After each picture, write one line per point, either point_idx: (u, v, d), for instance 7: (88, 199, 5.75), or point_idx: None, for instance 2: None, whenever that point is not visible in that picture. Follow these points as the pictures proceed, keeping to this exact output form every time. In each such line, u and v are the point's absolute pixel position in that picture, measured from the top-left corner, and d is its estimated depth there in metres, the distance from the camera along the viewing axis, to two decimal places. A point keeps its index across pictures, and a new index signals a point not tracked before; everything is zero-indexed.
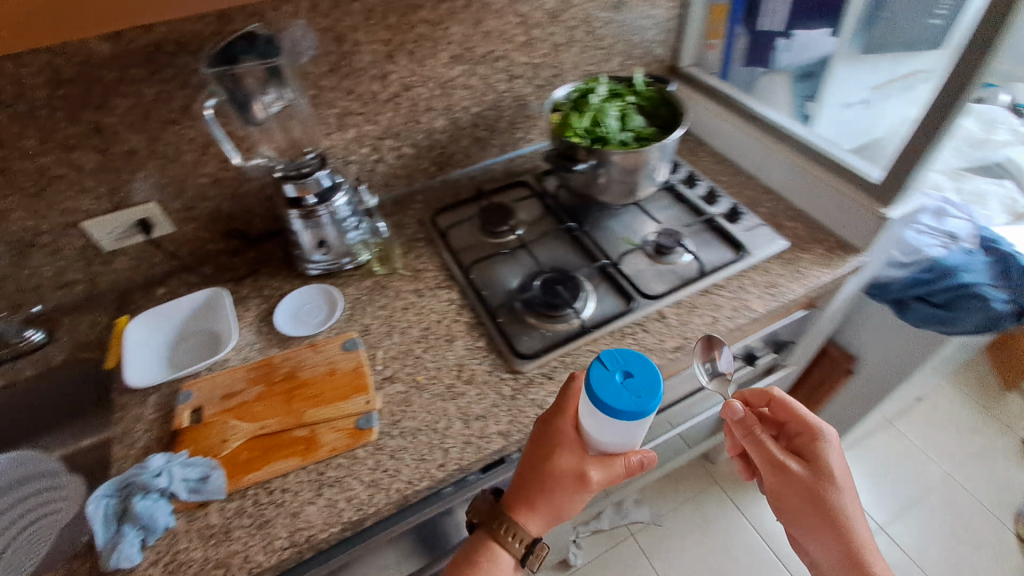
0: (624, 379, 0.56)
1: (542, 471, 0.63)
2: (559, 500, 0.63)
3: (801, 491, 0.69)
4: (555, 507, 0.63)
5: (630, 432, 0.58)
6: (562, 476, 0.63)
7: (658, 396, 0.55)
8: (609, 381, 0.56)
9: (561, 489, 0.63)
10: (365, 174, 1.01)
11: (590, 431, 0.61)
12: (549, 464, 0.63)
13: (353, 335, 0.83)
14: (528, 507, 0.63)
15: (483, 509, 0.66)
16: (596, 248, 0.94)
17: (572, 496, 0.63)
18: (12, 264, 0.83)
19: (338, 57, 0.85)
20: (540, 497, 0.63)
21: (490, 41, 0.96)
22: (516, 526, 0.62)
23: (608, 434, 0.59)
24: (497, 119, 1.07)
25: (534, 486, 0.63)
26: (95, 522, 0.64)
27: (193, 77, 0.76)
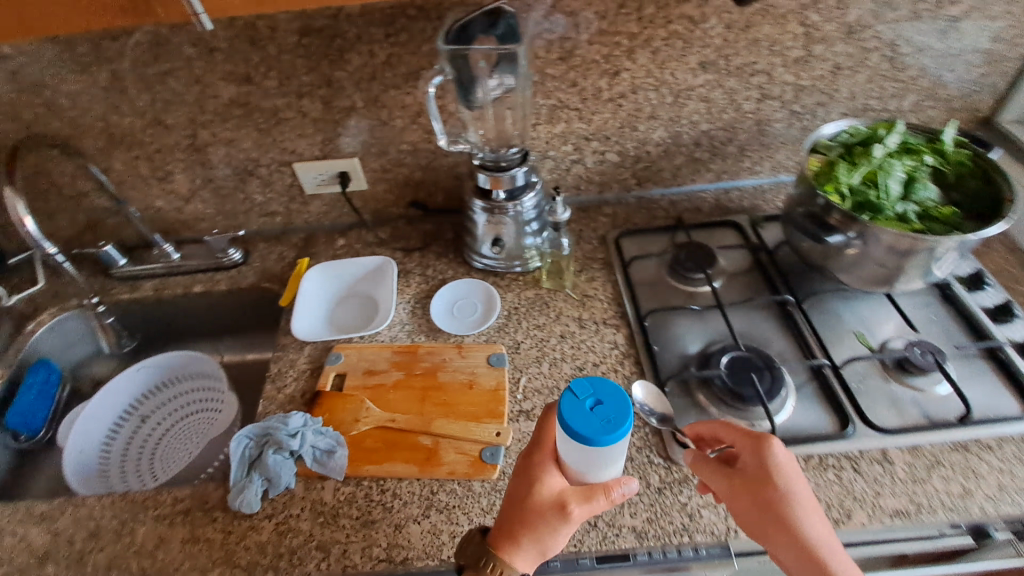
0: (596, 406, 0.47)
1: (524, 499, 0.54)
2: (548, 536, 0.53)
3: (761, 507, 0.52)
4: (547, 546, 0.53)
5: (585, 453, 0.49)
6: (546, 508, 0.53)
7: (612, 416, 0.46)
8: (578, 408, 0.47)
9: (545, 523, 0.53)
10: (559, 173, 0.91)
11: (565, 455, 0.53)
12: (533, 494, 0.54)
13: (500, 351, 0.76)
14: (515, 545, 0.52)
15: (466, 547, 0.55)
16: (812, 337, 0.74)
17: (556, 533, 0.53)
18: (233, 187, 0.90)
19: (573, 45, 0.75)
20: (528, 531, 0.53)
21: (752, 51, 0.78)
22: (502, 562, 0.52)
23: (579, 459, 0.51)
24: (725, 141, 0.89)
25: (516, 517, 0.54)
26: (234, 458, 0.67)
27: (426, 45, 0.73)
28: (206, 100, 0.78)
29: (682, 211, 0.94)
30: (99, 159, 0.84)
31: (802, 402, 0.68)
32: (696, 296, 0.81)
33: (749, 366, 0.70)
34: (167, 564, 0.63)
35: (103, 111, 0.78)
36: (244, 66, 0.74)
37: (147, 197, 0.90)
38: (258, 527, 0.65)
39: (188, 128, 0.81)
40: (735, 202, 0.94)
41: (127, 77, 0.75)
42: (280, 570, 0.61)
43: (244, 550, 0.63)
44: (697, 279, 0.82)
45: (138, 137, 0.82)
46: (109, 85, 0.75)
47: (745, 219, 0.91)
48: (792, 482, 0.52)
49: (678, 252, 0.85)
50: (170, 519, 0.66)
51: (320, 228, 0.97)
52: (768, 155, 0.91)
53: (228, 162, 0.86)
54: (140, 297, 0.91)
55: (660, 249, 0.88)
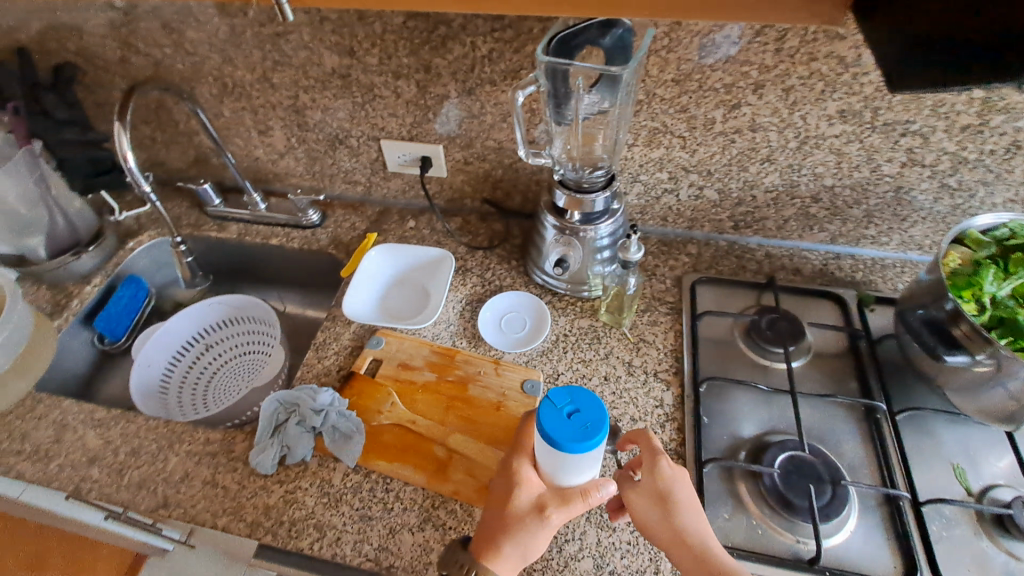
0: (573, 412, 0.47)
1: (503, 501, 0.54)
2: (530, 541, 0.52)
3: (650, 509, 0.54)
4: (529, 550, 0.53)
5: (558, 455, 0.49)
6: (524, 512, 0.53)
7: (588, 422, 0.47)
8: (555, 414, 0.47)
9: (522, 526, 0.52)
10: (647, 200, 0.84)
11: (541, 458, 0.52)
12: (511, 497, 0.54)
13: (536, 378, 0.72)
14: (495, 550, 0.52)
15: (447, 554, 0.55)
16: (897, 456, 0.63)
17: (536, 538, 0.52)
18: (323, 151, 0.92)
19: (692, 69, 0.67)
20: (508, 535, 0.52)
21: (910, 108, 0.66)
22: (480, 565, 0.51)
23: (555, 463, 0.51)
24: (852, 203, 0.78)
25: (495, 520, 0.54)
26: (262, 419, 0.69)
27: (531, 45, 0.69)
28: (310, 66, 0.79)
29: (776, 270, 0.83)
30: (212, 104, 0.89)
31: (863, 530, 0.58)
32: (768, 372, 0.72)
33: (809, 471, 0.61)
34: (185, 500, 0.66)
35: (220, 61, 0.82)
36: (349, 39, 0.74)
37: (247, 146, 0.95)
38: (268, 489, 0.66)
39: (291, 89, 0.83)
40: (845, 272, 0.82)
41: (244, 33, 0.77)
42: (276, 538, 0.63)
43: (252, 507, 0.65)
44: (773, 353, 0.73)
45: (246, 90, 0.85)
46: (228, 38, 0.79)
47: (853, 294, 0.78)
48: (680, 484, 0.55)
49: (760, 316, 0.76)
50: (199, 457, 0.70)
51: (395, 205, 0.99)
52: (901, 229, 0.80)
53: (322, 127, 0.88)
54: (226, 237, 0.97)
55: (740, 307, 0.79)
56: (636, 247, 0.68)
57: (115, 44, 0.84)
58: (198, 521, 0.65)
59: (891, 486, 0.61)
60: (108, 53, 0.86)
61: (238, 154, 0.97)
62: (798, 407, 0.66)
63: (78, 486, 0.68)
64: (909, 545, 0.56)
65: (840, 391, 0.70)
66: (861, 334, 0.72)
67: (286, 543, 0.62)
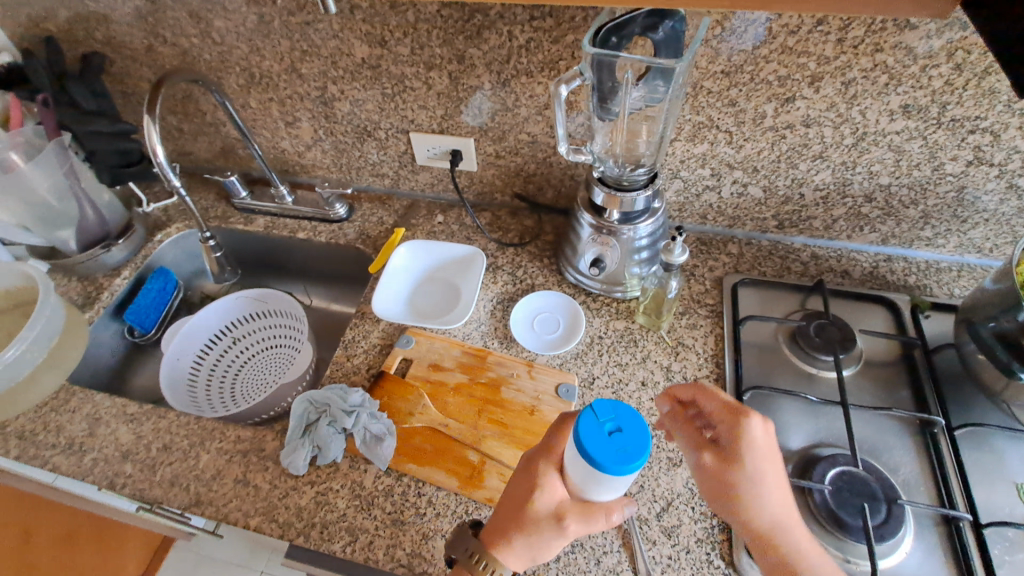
0: (613, 431, 0.43)
1: (522, 502, 0.52)
2: (541, 543, 0.51)
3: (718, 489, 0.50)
4: (538, 551, 0.52)
5: (590, 477, 0.45)
6: (542, 518, 0.51)
7: (628, 446, 0.43)
8: (595, 429, 0.44)
9: (539, 530, 0.51)
10: (686, 197, 0.81)
11: (570, 470, 0.49)
12: (530, 500, 0.51)
13: (571, 382, 0.70)
14: (508, 545, 0.51)
15: (456, 540, 0.55)
16: (956, 474, 0.60)
17: (549, 542, 0.51)
18: (351, 143, 0.90)
19: (744, 60, 0.63)
20: (522, 535, 0.51)
21: (982, 103, 0.61)
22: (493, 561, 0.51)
23: (585, 483, 0.47)
24: (909, 203, 0.74)
25: (510, 516, 0.52)
26: (292, 419, 0.68)
27: (572, 34, 0.65)
28: (340, 56, 0.76)
29: (824, 270, 0.80)
30: (239, 95, 0.87)
31: (919, 552, 0.56)
32: (815, 381, 0.69)
33: (861, 488, 0.58)
34: (217, 498, 0.65)
35: (247, 50, 0.80)
36: (380, 28, 0.71)
37: (274, 138, 0.93)
38: (299, 490, 0.65)
39: (320, 80, 0.81)
40: (898, 275, 0.79)
41: (273, 22, 0.75)
42: (309, 539, 0.61)
43: (284, 508, 0.64)
44: (822, 361, 0.70)
45: (274, 80, 0.83)
46: (256, 27, 0.76)
47: (906, 299, 0.75)
48: (756, 463, 0.49)
49: (806, 321, 0.72)
50: (231, 454, 0.69)
51: (423, 198, 0.97)
52: (959, 231, 0.76)
53: (350, 119, 0.86)
54: (252, 230, 0.96)
55: (784, 312, 0.75)
56: (680, 249, 0.65)
57: (143, 33, 0.82)
58: (230, 520, 0.63)
59: (950, 506, 0.57)
60: (136, 42, 0.84)
61: (265, 146, 0.96)
62: (849, 420, 0.63)
63: (112, 480, 0.68)
64: (971, 570, 0.53)
65: (891, 403, 0.67)
66: (917, 343, 0.69)
67: (318, 546, 0.61)
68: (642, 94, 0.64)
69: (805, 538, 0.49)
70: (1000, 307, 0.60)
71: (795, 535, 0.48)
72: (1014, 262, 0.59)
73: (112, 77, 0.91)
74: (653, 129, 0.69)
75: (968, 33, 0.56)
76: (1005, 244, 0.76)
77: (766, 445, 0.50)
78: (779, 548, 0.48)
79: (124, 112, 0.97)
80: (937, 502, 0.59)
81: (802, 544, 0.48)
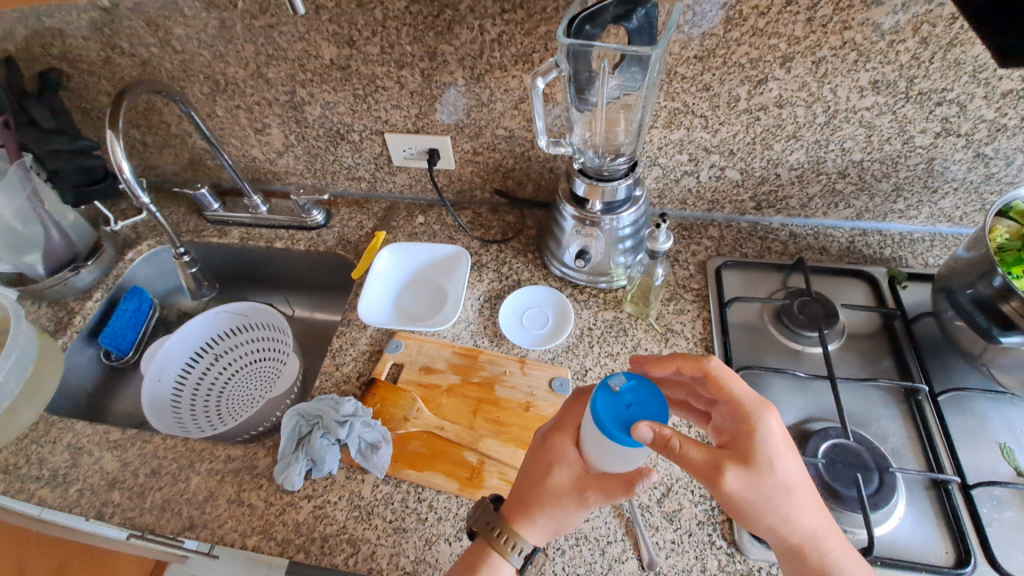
0: (631, 408, 0.43)
1: (540, 478, 0.52)
2: (564, 517, 0.51)
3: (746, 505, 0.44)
4: (562, 525, 0.52)
5: (611, 449, 0.45)
6: (564, 492, 0.51)
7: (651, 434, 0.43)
8: (614, 403, 0.44)
9: (559, 503, 0.51)
10: (666, 183, 0.81)
11: (587, 443, 0.49)
12: (549, 475, 0.52)
13: (564, 376, 0.70)
14: (528, 519, 0.52)
15: (476, 512, 0.55)
16: (942, 439, 0.61)
17: (572, 514, 0.51)
18: (324, 148, 0.88)
19: (716, 44, 0.63)
20: (544, 510, 0.51)
21: (948, 75, 0.62)
22: (515, 535, 0.51)
23: (602, 454, 0.47)
24: (881, 177, 0.76)
25: (531, 490, 0.52)
26: (284, 433, 0.66)
27: (545, 26, 0.65)
28: (307, 59, 0.74)
29: (803, 248, 0.81)
30: (204, 104, 0.85)
31: (913, 517, 0.57)
32: (801, 358, 0.70)
33: (853, 459, 0.59)
34: (211, 520, 0.63)
35: (210, 57, 0.77)
36: (348, 28, 0.70)
37: (244, 146, 0.91)
38: (296, 505, 0.64)
39: (288, 84, 0.79)
40: (874, 248, 0.81)
41: (235, 26, 0.72)
42: (309, 555, 0.60)
43: (281, 525, 0.62)
44: (807, 337, 0.71)
45: (240, 86, 0.81)
46: (218, 33, 0.74)
47: (883, 271, 0.77)
48: (782, 466, 0.45)
49: (790, 299, 0.73)
50: (221, 475, 0.67)
51: (402, 199, 0.96)
52: (930, 202, 0.78)
53: (322, 123, 0.84)
54: (227, 242, 0.94)
55: (767, 291, 0.77)
56: (665, 236, 0.65)
57: (99, 45, 0.79)
58: (226, 542, 0.62)
59: (939, 470, 0.59)
60: (93, 55, 0.81)
61: (235, 155, 0.94)
62: (837, 393, 0.64)
63: (100, 510, 0.65)
64: (962, 531, 0.55)
65: (876, 373, 0.68)
66: (896, 314, 0.71)
67: (320, 560, 0.60)
68: (618, 83, 0.64)
69: (841, 542, 0.46)
70: (975, 274, 0.61)
71: (831, 539, 0.45)
72: (985, 230, 0.61)
73: (69, 93, 0.87)
74: (631, 118, 0.69)
75: (932, 7, 0.57)
76: (974, 211, 0.78)
77: (778, 444, 0.45)
78: (816, 557, 0.45)
79: (84, 128, 0.94)
80: (926, 468, 0.60)
81: (840, 553, 0.45)
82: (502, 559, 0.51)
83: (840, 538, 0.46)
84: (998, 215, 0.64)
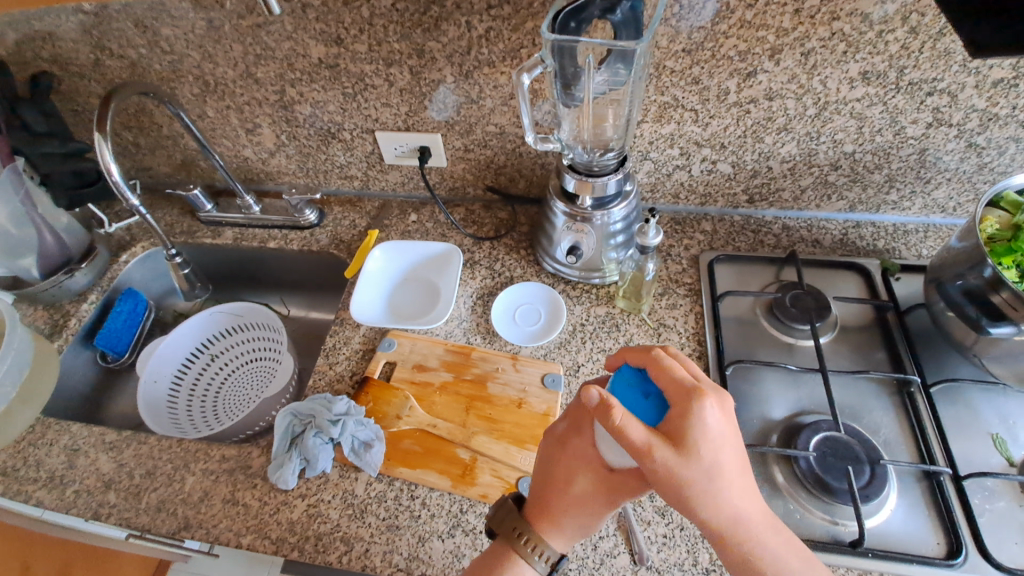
0: (648, 397, 0.45)
1: (564, 485, 0.52)
2: (592, 520, 0.51)
3: (675, 489, 0.41)
4: (591, 527, 0.52)
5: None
6: (588, 496, 0.51)
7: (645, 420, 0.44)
8: (632, 390, 0.46)
9: (586, 508, 0.51)
10: (658, 177, 0.81)
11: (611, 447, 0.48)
12: (572, 482, 0.52)
13: (556, 372, 0.70)
14: (556, 527, 0.52)
15: (497, 512, 0.55)
16: (934, 430, 0.61)
17: (599, 516, 0.51)
18: (316, 147, 0.88)
19: (704, 37, 0.63)
20: (570, 516, 0.51)
21: (938, 65, 0.62)
22: (542, 544, 0.51)
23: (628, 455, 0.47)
24: (874, 168, 0.75)
25: (554, 499, 0.52)
26: (277, 433, 0.67)
27: (532, 22, 0.65)
28: (295, 58, 0.74)
29: (796, 241, 0.81)
30: (195, 105, 0.85)
31: (904, 509, 0.57)
32: (794, 351, 0.70)
33: (844, 451, 0.59)
34: (206, 520, 0.64)
35: (199, 58, 0.77)
36: (335, 26, 0.69)
37: (236, 146, 0.91)
38: (290, 504, 0.64)
39: (277, 84, 0.79)
40: (868, 240, 0.80)
41: (223, 27, 0.72)
42: (304, 553, 0.60)
43: (276, 524, 0.63)
44: (800, 330, 0.71)
45: (229, 87, 0.81)
46: (206, 33, 0.74)
47: (876, 263, 0.77)
48: (715, 449, 0.42)
49: (782, 293, 0.73)
50: (217, 475, 0.67)
51: (395, 198, 0.96)
52: (923, 192, 0.78)
53: (312, 122, 0.84)
54: (221, 243, 0.94)
55: (760, 285, 0.76)
56: (655, 230, 0.65)
57: (89, 47, 0.79)
58: (222, 541, 0.62)
59: (930, 461, 0.59)
60: (83, 58, 0.81)
61: (227, 156, 0.94)
62: (828, 386, 0.64)
63: (96, 511, 0.66)
64: (954, 523, 0.55)
65: (869, 366, 0.68)
66: (889, 306, 0.71)
67: (314, 558, 0.60)
68: (605, 78, 0.64)
69: (777, 530, 0.43)
70: (966, 265, 0.61)
71: (764, 523, 0.43)
72: (976, 220, 0.60)
73: (61, 96, 0.87)
74: (620, 113, 0.69)
75: None
76: (968, 201, 0.78)
77: (716, 432, 0.41)
78: (740, 543, 0.42)
79: (77, 131, 0.94)
80: (918, 459, 0.60)
81: (773, 538, 0.42)
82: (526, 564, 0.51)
83: (777, 526, 0.43)
84: (989, 205, 0.64)
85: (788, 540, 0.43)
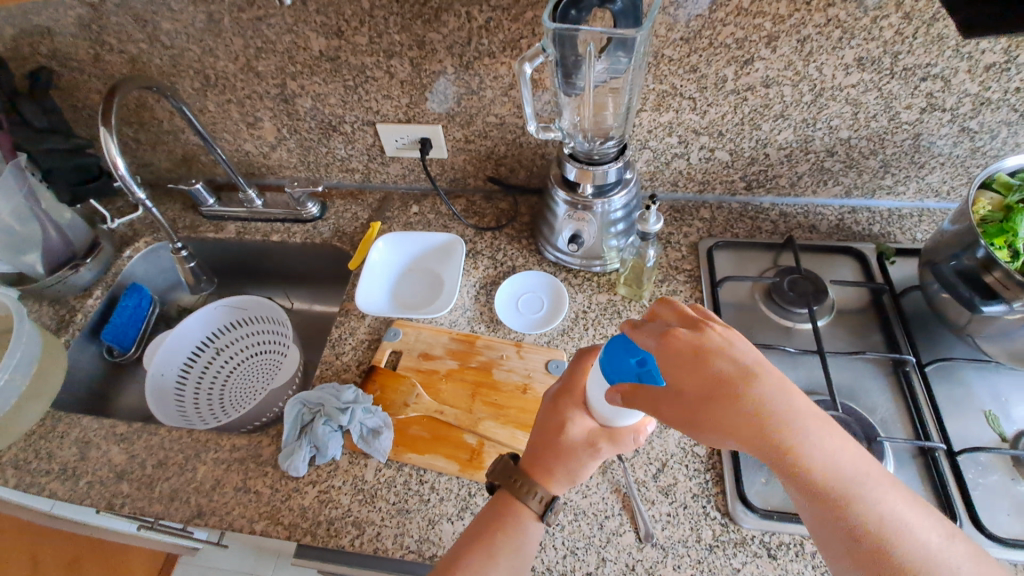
0: (642, 366, 0.44)
1: (554, 436, 0.54)
2: (581, 468, 0.53)
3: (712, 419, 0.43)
4: (580, 475, 0.54)
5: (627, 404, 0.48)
6: (577, 445, 0.53)
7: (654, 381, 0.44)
8: (623, 360, 0.45)
9: (572, 457, 0.53)
10: (657, 165, 0.82)
11: (598, 402, 0.51)
12: (563, 433, 0.54)
13: (560, 358, 0.71)
14: (546, 473, 0.54)
15: (498, 466, 0.56)
16: (929, 408, 0.63)
17: (585, 466, 0.53)
18: (317, 140, 0.89)
19: (702, 26, 0.63)
20: (560, 465, 0.53)
21: (932, 50, 0.63)
22: (534, 485, 0.53)
23: (614, 412, 0.50)
24: (869, 153, 0.76)
25: (545, 449, 0.54)
26: (286, 422, 0.68)
27: (531, 11, 0.65)
28: (296, 51, 0.75)
29: (793, 227, 0.83)
30: (195, 99, 0.85)
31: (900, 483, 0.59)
32: (792, 334, 0.72)
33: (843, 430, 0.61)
34: (219, 507, 0.65)
35: (199, 52, 0.78)
36: (335, 18, 0.70)
37: (236, 141, 0.92)
38: (302, 490, 0.65)
39: (278, 77, 0.79)
40: (863, 225, 0.82)
41: (223, 20, 0.73)
42: (316, 537, 0.62)
43: (288, 510, 0.64)
44: (797, 314, 0.72)
45: (230, 80, 0.81)
46: (206, 27, 0.74)
47: (872, 248, 0.79)
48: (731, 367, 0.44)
49: (780, 277, 0.75)
50: (228, 463, 0.68)
51: (395, 190, 0.96)
52: (917, 176, 0.79)
53: (313, 115, 0.84)
54: (224, 237, 0.94)
55: (758, 270, 0.78)
56: (655, 217, 0.66)
57: (88, 42, 0.79)
58: (235, 527, 0.63)
59: (925, 438, 0.61)
60: (81, 53, 0.81)
61: (228, 150, 0.94)
62: (826, 367, 0.66)
63: (109, 501, 0.67)
64: (947, 495, 0.57)
65: (865, 347, 0.70)
66: (884, 289, 0.72)
67: (327, 542, 0.61)
68: (605, 67, 0.65)
69: (819, 423, 0.43)
70: (960, 246, 0.62)
71: (806, 420, 0.43)
72: (968, 203, 0.62)
73: (60, 92, 0.87)
74: (619, 101, 0.70)
75: None
76: (961, 185, 0.79)
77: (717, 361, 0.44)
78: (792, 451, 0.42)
79: (76, 127, 0.94)
80: (913, 436, 0.62)
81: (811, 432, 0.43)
82: (524, 506, 0.53)
83: (817, 418, 0.43)
84: (981, 186, 0.65)
85: (831, 432, 0.43)
